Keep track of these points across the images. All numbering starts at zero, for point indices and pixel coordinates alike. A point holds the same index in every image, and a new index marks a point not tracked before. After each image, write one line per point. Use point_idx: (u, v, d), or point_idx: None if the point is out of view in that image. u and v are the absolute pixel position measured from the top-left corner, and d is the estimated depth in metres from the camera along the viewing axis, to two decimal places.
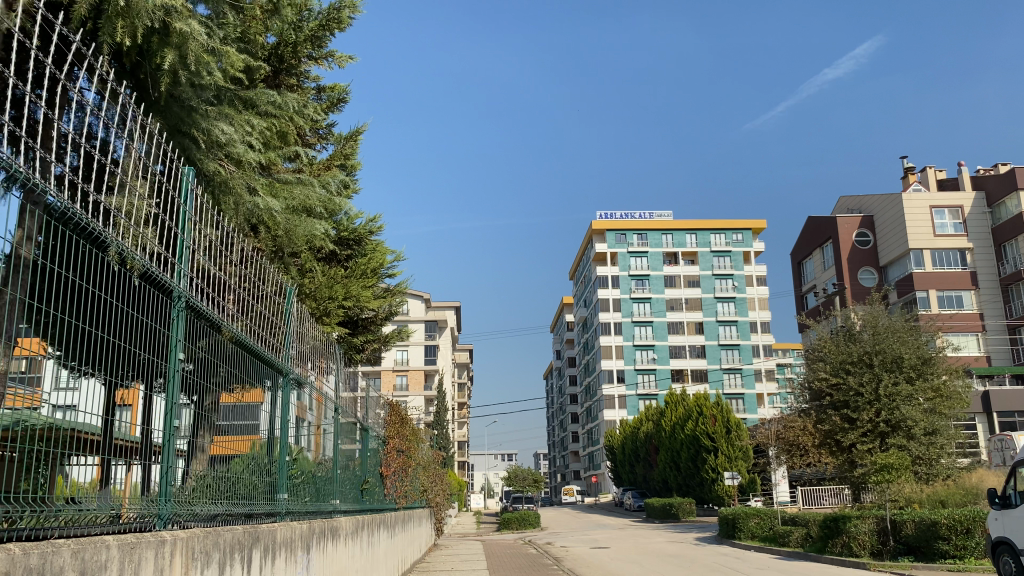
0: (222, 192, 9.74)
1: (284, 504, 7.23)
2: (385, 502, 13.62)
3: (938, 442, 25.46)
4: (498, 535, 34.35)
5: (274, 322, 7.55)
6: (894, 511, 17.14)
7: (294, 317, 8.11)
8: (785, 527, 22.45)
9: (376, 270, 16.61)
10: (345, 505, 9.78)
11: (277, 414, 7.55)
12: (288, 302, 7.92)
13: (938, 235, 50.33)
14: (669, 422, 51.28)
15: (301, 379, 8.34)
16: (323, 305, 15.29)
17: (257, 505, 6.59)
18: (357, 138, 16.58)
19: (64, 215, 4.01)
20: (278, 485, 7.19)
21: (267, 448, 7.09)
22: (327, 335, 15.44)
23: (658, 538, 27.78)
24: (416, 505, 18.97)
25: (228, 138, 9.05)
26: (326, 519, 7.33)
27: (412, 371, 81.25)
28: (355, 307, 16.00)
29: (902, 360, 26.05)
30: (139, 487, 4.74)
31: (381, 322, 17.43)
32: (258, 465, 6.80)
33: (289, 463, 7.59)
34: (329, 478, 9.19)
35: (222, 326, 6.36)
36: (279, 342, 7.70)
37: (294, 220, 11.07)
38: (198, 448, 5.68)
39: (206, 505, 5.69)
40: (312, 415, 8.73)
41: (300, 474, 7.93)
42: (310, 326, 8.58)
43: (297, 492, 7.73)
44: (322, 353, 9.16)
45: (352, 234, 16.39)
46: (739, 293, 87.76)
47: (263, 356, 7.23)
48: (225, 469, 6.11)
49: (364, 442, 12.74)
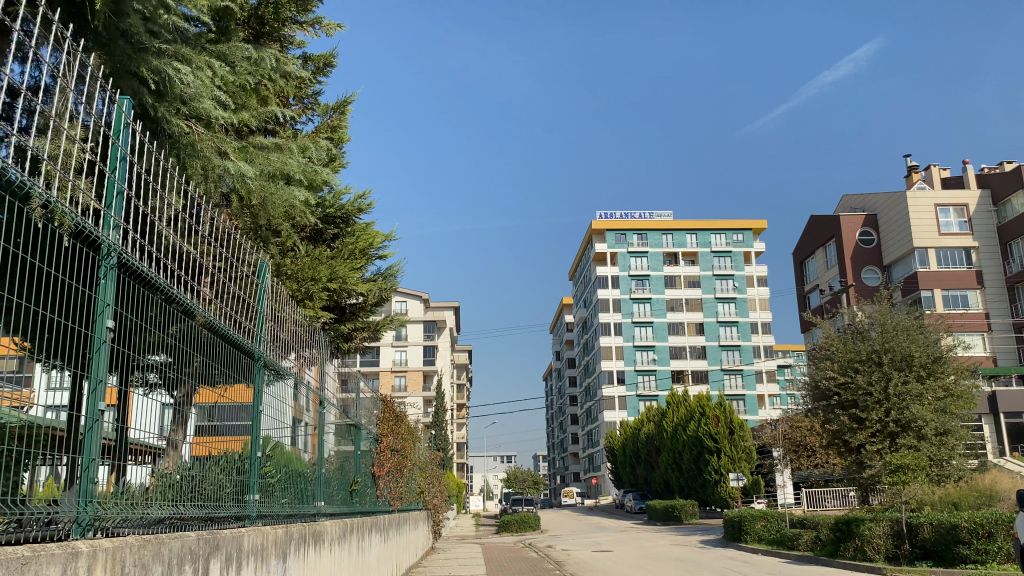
0: (190, 155, 9.27)
1: (256, 506, 6.44)
2: (377, 504, 12.91)
3: (949, 442, 24.77)
4: (497, 537, 33.57)
5: (245, 302, 6.77)
6: (910, 514, 16.48)
7: (269, 298, 7.29)
8: (794, 530, 21.78)
9: (367, 252, 16.00)
10: (330, 509, 8.98)
11: (256, 407, 6.83)
12: (262, 278, 7.14)
13: (943, 233, 49.74)
14: (670, 423, 50.55)
15: (282, 369, 7.60)
16: (304, 288, 14.63)
17: (224, 508, 5.86)
18: (344, 110, 15.94)
19: (18, 187, 3.49)
20: (253, 486, 6.45)
21: (247, 445, 6.45)
22: (311, 320, 14.79)
23: (662, 540, 27.08)
24: (411, 507, 18.24)
25: (188, 84, 8.44)
26: (308, 524, 6.63)
27: (411, 371, 80.64)
28: (341, 290, 15.33)
29: (912, 358, 25.38)
30: (110, 488, 4.35)
31: (370, 309, 16.63)
32: (235, 465, 6.17)
33: (268, 462, 6.88)
34: (313, 478, 8.45)
35: (196, 311, 5.71)
36: (251, 324, 6.88)
37: (271, 189, 10.45)
38: (174, 448, 5.15)
39: (167, 505, 5.03)
40: (308, 417, 8.55)
41: (277, 473, 7.12)
42: (291, 308, 7.83)
43: (275, 495, 7.00)
44: (307, 339, 8.43)
45: (339, 212, 15.82)
46: (739, 293, 87.11)
47: (238, 343, 6.52)
48: (203, 470, 5.60)
49: (357, 440, 12.04)
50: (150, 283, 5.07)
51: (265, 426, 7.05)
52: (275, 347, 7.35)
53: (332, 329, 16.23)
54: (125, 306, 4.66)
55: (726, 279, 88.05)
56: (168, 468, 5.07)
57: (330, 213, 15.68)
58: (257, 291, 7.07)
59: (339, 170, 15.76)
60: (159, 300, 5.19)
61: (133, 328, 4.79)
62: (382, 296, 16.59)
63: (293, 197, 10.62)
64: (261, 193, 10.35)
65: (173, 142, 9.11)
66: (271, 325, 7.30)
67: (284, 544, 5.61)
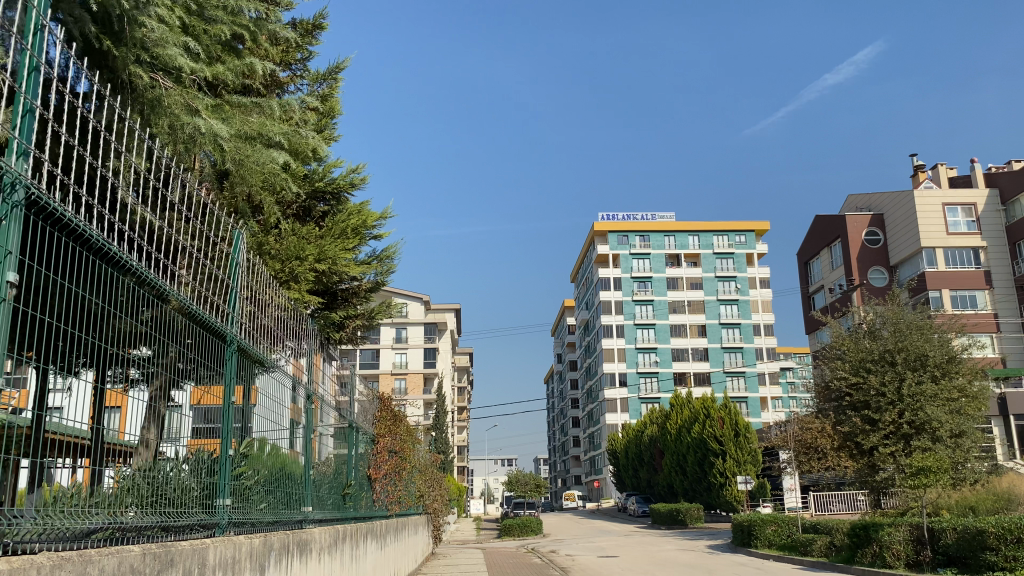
0: (156, 113, 8.81)
1: (227, 511, 5.69)
2: (373, 508, 12.20)
3: (965, 444, 23.90)
4: (499, 542, 32.85)
5: (217, 277, 6.02)
6: (931, 519, 15.85)
7: (243, 274, 6.46)
8: (807, 535, 21.08)
9: (360, 232, 15.29)
10: (320, 514, 8.19)
11: (233, 393, 6.11)
12: (237, 250, 6.35)
13: (951, 233, 49.03)
14: (675, 426, 49.79)
15: (261, 365, 6.78)
16: (289, 267, 13.88)
17: (195, 512, 5.23)
18: (335, 80, 15.37)
19: None
20: (222, 489, 5.70)
21: (223, 443, 5.79)
22: (297, 303, 13.98)
23: (668, 546, 26.41)
24: (410, 511, 17.52)
25: (153, 27, 7.95)
26: (294, 531, 5.98)
27: (411, 374, 79.92)
28: (330, 272, 14.57)
29: (926, 358, 24.65)
30: (72, 493, 4.02)
31: (363, 295, 15.99)
32: (207, 465, 5.50)
33: (245, 461, 6.14)
34: (299, 478, 7.66)
35: (169, 294, 5.18)
36: (224, 302, 6.10)
37: (245, 149, 9.89)
38: (149, 449, 4.70)
39: (136, 511, 4.56)
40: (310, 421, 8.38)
41: (255, 476, 6.32)
42: (272, 286, 7.00)
43: (254, 502, 6.25)
44: (293, 321, 7.67)
45: (329, 186, 15.23)
46: (742, 295, 86.42)
47: (217, 328, 5.88)
48: (180, 468, 5.11)
49: (351, 440, 11.23)
50: (118, 262, 4.59)
51: (246, 424, 6.32)
52: (254, 333, 6.54)
53: (321, 316, 15.55)
54: (77, 279, 4.11)
55: (728, 280, 87.34)
56: (141, 468, 4.63)
57: (318, 187, 15.09)
58: (229, 264, 6.26)
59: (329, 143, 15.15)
60: (129, 281, 4.69)
61: (101, 313, 4.29)
62: (377, 279, 15.87)
63: (272, 161, 10.14)
64: (236, 156, 9.85)
65: (137, 96, 8.66)
66: (248, 307, 6.48)
67: (266, 552, 5.05)
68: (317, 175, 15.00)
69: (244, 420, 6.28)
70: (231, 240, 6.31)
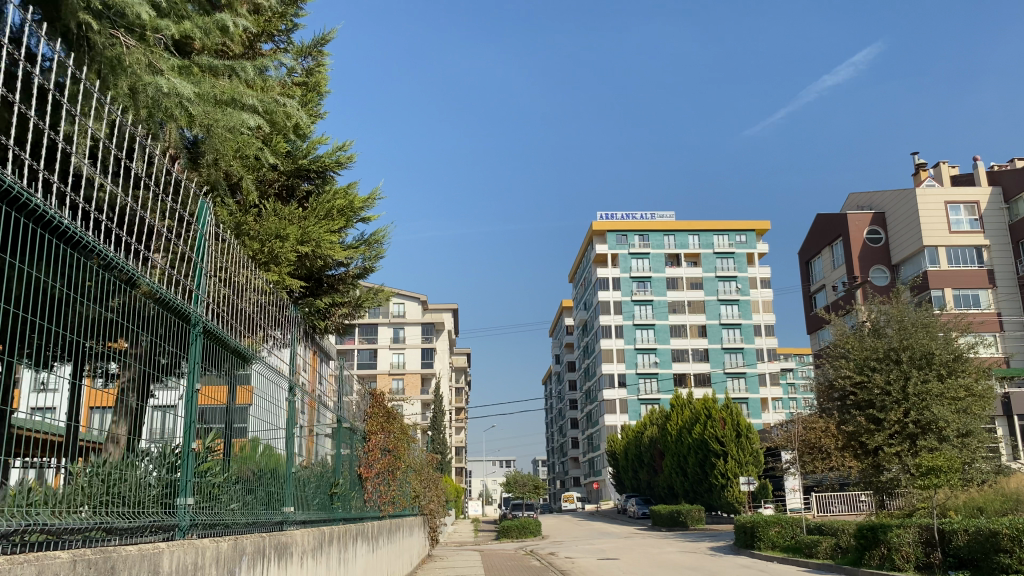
0: (116, 73, 8.31)
1: (189, 513, 5.15)
2: (365, 509, 11.74)
3: (972, 443, 23.34)
4: (497, 544, 32.40)
5: (186, 255, 5.50)
6: (942, 520, 15.39)
7: (211, 251, 5.87)
8: (812, 537, 20.62)
9: (346, 214, 14.74)
10: (303, 513, 7.71)
11: (203, 383, 5.59)
12: (203, 221, 5.77)
13: (954, 232, 48.55)
14: (675, 426, 49.35)
15: (240, 357, 6.35)
16: (270, 248, 13.43)
17: (157, 515, 4.78)
18: (321, 53, 14.98)
19: None
20: (183, 486, 5.13)
21: (188, 440, 5.25)
22: (278, 286, 13.48)
23: (670, 547, 25.94)
24: (405, 512, 16.99)
25: None
26: (274, 534, 5.57)
27: (408, 374, 79.35)
28: (316, 256, 13.96)
29: (932, 356, 24.22)
30: (28, 493, 3.67)
31: (350, 282, 15.42)
32: (168, 460, 4.97)
33: (213, 457, 5.61)
34: (281, 472, 7.17)
35: (138, 279, 4.77)
36: (188, 279, 5.51)
37: (215, 113, 9.15)
38: (119, 445, 4.38)
39: (98, 511, 4.19)
40: (303, 419, 8.47)
41: (226, 475, 5.79)
42: (249, 266, 6.43)
43: (227, 502, 5.78)
44: (273, 306, 7.09)
45: (313, 164, 14.81)
46: (742, 295, 86.01)
47: (190, 314, 5.39)
48: (146, 466, 4.71)
49: (339, 435, 10.70)
50: (79, 245, 4.20)
51: (217, 419, 5.81)
52: (229, 320, 6.00)
53: (304, 303, 14.94)
54: (34, 260, 3.75)
55: (728, 281, 86.90)
56: (109, 465, 4.29)
57: (301, 165, 14.67)
58: (194, 241, 5.69)
59: (315, 122, 14.57)
60: (95, 266, 4.32)
61: (62, 299, 3.93)
62: (365, 265, 15.27)
63: (243, 125, 9.42)
64: (204, 121, 9.14)
65: (95, 55, 8.14)
66: (219, 287, 5.90)
67: (237, 556, 4.61)
68: (299, 151, 14.54)
69: (215, 416, 5.77)
70: (196, 210, 5.73)
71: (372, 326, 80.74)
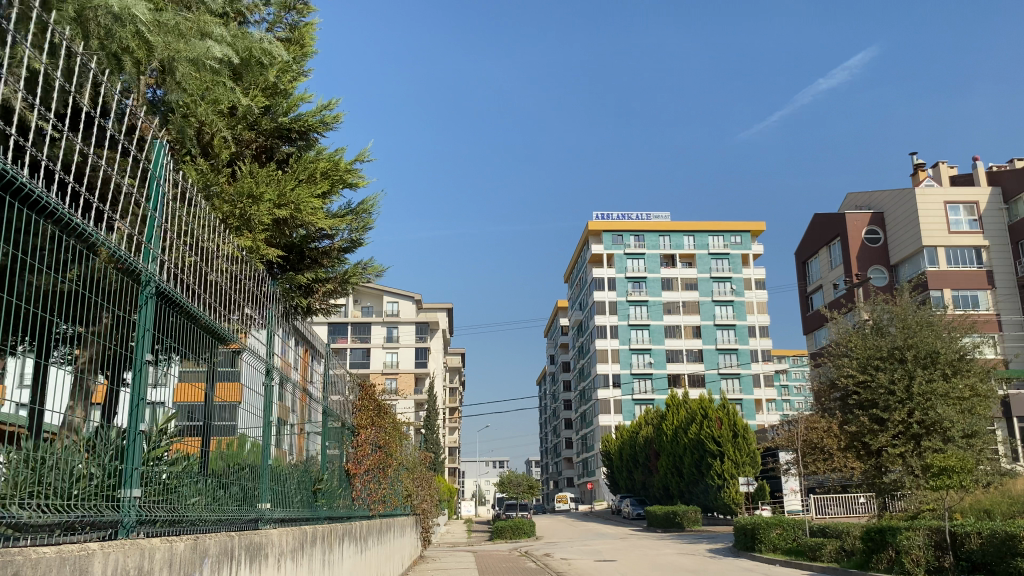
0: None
1: (142, 512, 4.48)
2: (353, 508, 11.08)
3: (977, 444, 22.86)
4: (491, 545, 31.69)
5: (148, 218, 4.88)
6: (954, 523, 14.82)
7: (175, 211, 5.19)
8: (815, 540, 20.08)
9: (331, 178, 13.49)
10: (285, 512, 7.11)
11: (175, 373, 5.02)
12: (159, 165, 5.04)
13: (953, 232, 48.19)
14: (671, 426, 48.78)
15: (213, 338, 5.69)
16: (245, 211, 12.16)
17: (114, 515, 4.19)
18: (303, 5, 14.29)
19: None
20: (128, 477, 4.38)
21: (152, 433, 4.67)
22: (254, 252, 12.25)
23: (668, 549, 25.38)
24: (397, 510, 16.27)
25: None
26: (252, 536, 5.04)
27: (402, 373, 78.52)
28: (295, 219, 12.66)
29: (937, 355, 23.61)
30: None
31: (336, 257, 14.35)
32: (115, 445, 4.26)
33: (177, 446, 4.93)
34: (260, 465, 6.55)
35: (99, 247, 4.19)
36: (141, 237, 4.79)
37: (177, 41, 8.50)
38: (72, 436, 3.83)
39: (40, 509, 3.59)
40: (294, 416, 8.02)
41: (198, 473, 5.23)
42: (217, 228, 5.70)
43: (189, 499, 5.06)
44: (250, 284, 6.48)
45: (295, 124, 13.54)
46: (737, 296, 85.64)
47: (163, 291, 4.85)
48: (100, 459, 4.11)
49: (325, 428, 9.93)
50: (35, 204, 3.60)
51: (184, 409, 5.08)
52: (198, 291, 5.29)
53: (284, 278, 13.89)
54: None
55: (724, 281, 86.50)
56: (55, 453, 3.73)
57: (282, 124, 13.41)
58: (146, 190, 4.94)
59: (295, 78, 13.60)
60: (50, 230, 3.74)
61: (13, 265, 3.33)
62: (351, 237, 14.20)
63: (210, 56, 8.75)
64: (165, 52, 8.57)
65: None
66: (191, 257, 5.26)
67: (198, 558, 4.00)
68: (281, 109, 13.27)
69: (185, 406, 5.09)
70: (150, 151, 5.01)
71: (366, 325, 79.94)
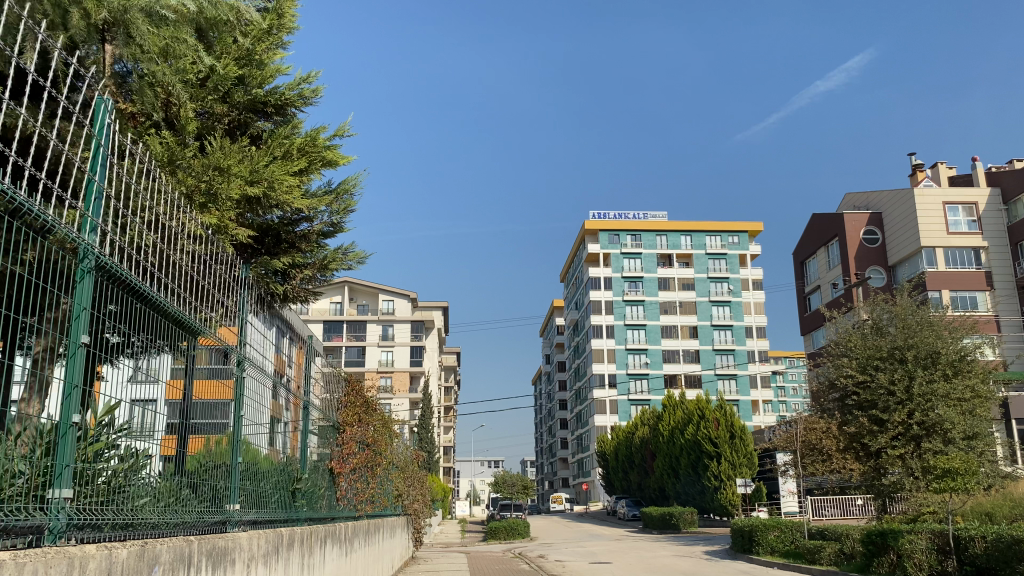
0: None
1: (89, 521, 4.01)
2: (337, 509, 10.69)
3: (978, 446, 22.50)
4: (485, 546, 31.17)
5: (107, 193, 4.48)
6: (958, 526, 14.45)
7: (137, 187, 4.77)
8: (814, 542, 19.72)
9: (309, 156, 12.14)
10: (269, 511, 7.14)
11: (145, 367, 4.70)
12: (100, 123, 4.55)
13: (952, 233, 47.95)
14: (667, 426, 48.38)
15: (174, 325, 5.21)
16: (204, 179, 10.73)
17: (66, 524, 3.83)
18: None
19: None
20: (58, 474, 3.80)
21: (109, 432, 4.25)
22: (219, 229, 10.65)
23: (664, 551, 24.97)
24: (386, 511, 15.85)
25: None
26: (218, 544, 4.70)
27: (397, 372, 77.99)
28: (272, 197, 11.24)
29: (938, 355, 23.31)
30: None
31: (315, 239, 13.48)
32: (47, 442, 3.72)
33: (126, 442, 4.41)
34: (233, 465, 6.21)
35: (54, 230, 3.81)
36: (86, 208, 4.25)
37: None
38: (7, 432, 3.38)
39: None
40: (287, 415, 8.54)
41: (168, 476, 4.93)
42: (177, 202, 5.21)
43: (140, 501, 4.54)
44: (222, 271, 6.15)
45: (272, 97, 12.07)
46: (734, 297, 85.39)
47: (130, 281, 4.52)
48: (47, 461, 3.72)
49: (306, 424, 9.56)
50: None
51: (139, 398, 4.58)
52: (156, 272, 4.81)
53: (258, 262, 12.79)
54: None
55: (721, 282, 86.21)
56: None
57: (257, 97, 11.90)
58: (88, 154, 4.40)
59: (267, 48, 12.13)
60: None
61: None
62: (332, 221, 13.44)
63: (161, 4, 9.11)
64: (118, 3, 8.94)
65: None
66: (152, 236, 4.86)
67: (145, 567, 3.64)
68: (255, 80, 11.74)
69: (142, 397, 4.59)
70: (90, 106, 4.49)
71: (361, 323, 79.47)
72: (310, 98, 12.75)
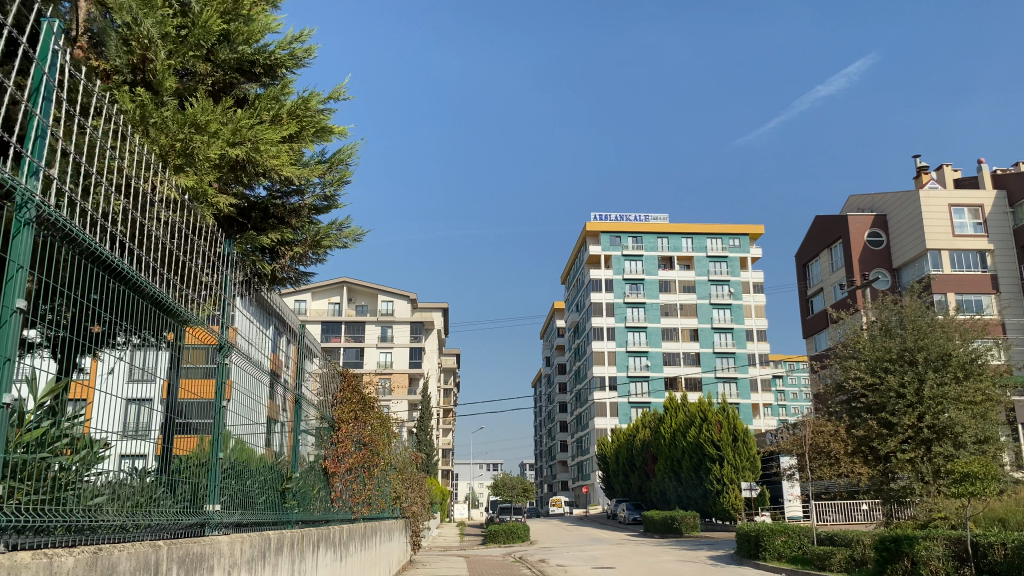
0: None
1: (37, 519, 3.50)
2: (331, 511, 10.17)
3: (989, 450, 22.02)
4: (484, 550, 30.63)
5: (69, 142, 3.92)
6: (977, 532, 13.94)
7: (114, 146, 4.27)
8: (823, 548, 19.21)
9: (301, 121, 11.63)
10: (261, 514, 6.75)
11: (122, 358, 4.23)
12: (50, 58, 3.91)
13: (957, 235, 47.50)
14: (669, 429, 47.73)
15: (155, 308, 4.73)
16: (175, 135, 9.86)
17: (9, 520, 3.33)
18: None
19: None
20: None
21: (62, 424, 3.75)
22: (199, 194, 10.06)
23: (667, 556, 24.45)
24: (383, 514, 15.23)
25: None
26: (197, 551, 4.28)
27: (396, 373, 77.33)
28: (260, 166, 10.69)
29: (949, 357, 22.81)
30: None
31: (307, 216, 12.99)
32: None
33: (89, 431, 3.92)
34: (218, 460, 5.71)
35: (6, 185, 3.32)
36: (39, 158, 3.70)
37: None
38: None
39: None
40: (284, 415, 8.17)
41: (147, 477, 4.51)
42: (156, 167, 4.73)
43: (97, 500, 4.00)
44: (209, 254, 5.73)
45: (263, 56, 11.66)
46: (735, 300, 84.99)
47: (101, 253, 4.02)
48: None
49: (301, 421, 9.05)
50: None
51: (132, 394, 4.30)
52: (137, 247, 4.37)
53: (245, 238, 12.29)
54: None
55: (722, 285, 85.75)
56: None
57: (246, 55, 11.44)
58: (29, 83, 3.74)
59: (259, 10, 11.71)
60: None
61: None
62: (325, 193, 12.98)
63: None
64: None
65: None
66: (122, 198, 4.35)
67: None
68: (241, 35, 11.24)
69: (108, 382, 4.07)
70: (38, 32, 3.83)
71: (360, 324, 78.95)
72: (301, 59, 12.32)
